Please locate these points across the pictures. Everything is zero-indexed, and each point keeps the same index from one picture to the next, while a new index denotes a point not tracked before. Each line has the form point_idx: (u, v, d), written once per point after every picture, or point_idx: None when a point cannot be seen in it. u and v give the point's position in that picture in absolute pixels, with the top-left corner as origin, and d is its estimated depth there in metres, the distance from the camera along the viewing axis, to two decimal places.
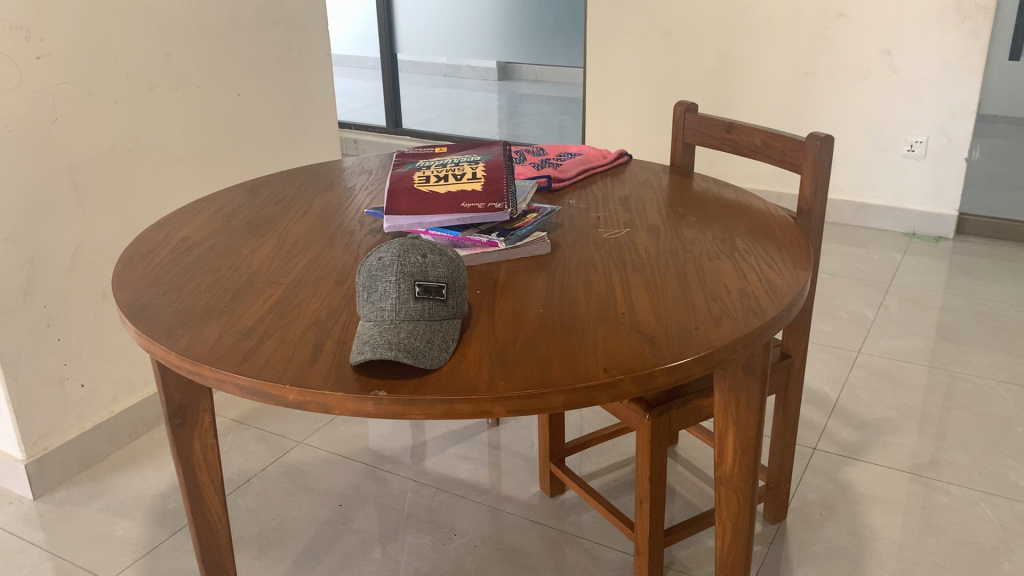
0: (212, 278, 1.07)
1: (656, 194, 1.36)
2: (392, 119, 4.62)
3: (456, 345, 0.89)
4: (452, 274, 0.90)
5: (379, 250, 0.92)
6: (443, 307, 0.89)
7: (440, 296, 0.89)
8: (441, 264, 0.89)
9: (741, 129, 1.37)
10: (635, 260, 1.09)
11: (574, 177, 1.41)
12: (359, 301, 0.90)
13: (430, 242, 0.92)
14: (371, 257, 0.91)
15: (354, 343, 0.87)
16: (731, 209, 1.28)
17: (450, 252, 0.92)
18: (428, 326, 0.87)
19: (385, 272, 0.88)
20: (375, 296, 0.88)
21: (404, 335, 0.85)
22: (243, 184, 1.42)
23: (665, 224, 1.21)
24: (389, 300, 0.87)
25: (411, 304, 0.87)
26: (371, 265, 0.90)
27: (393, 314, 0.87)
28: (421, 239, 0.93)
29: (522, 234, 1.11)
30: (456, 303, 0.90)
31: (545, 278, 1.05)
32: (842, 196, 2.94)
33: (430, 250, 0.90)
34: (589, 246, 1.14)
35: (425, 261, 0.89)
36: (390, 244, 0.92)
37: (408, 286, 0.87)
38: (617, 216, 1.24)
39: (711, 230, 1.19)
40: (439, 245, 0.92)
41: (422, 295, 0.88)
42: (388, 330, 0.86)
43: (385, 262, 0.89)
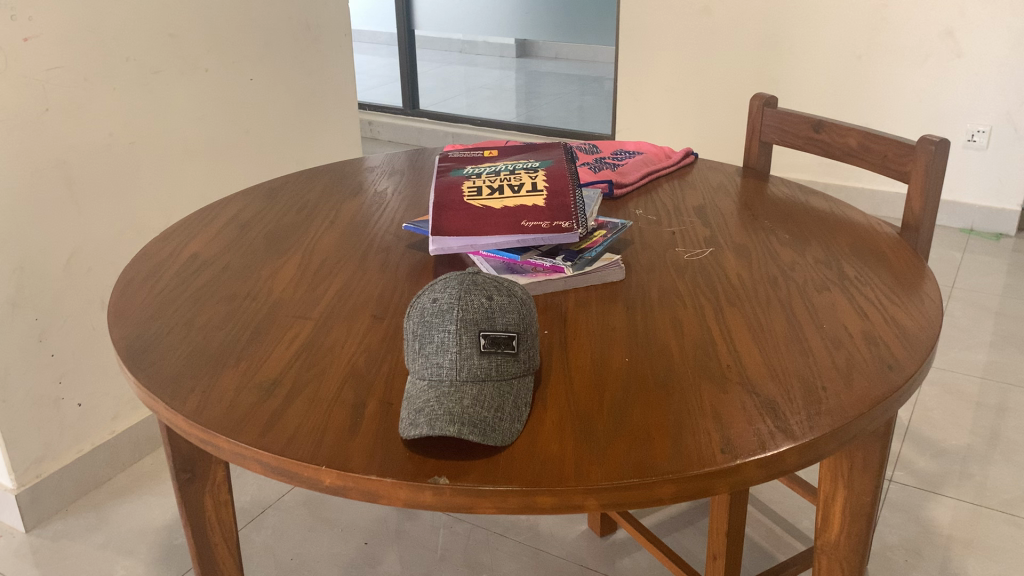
0: (226, 309, 0.90)
1: (734, 203, 1.18)
2: (409, 100, 4.25)
3: (530, 410, 0.71)
4: (524, 319, 0.72)
5: (432, 287, 0.74)
6: (513, 362, 0.72)
7: (510, 348, 0.71)
8: (511, 307, 0.72)
9: (832, 128, 1.19)
10: (730, 291, 0.91)
11: (637, 181, 1.23)
12: (408, 353, 0.73)
13: (494, 276, 0.75)
14: (422, 296, 0.74)
15: (403, 409, 0.70)
16: (825, 224, 1.11)
17: (520, 290, 0.74)
18: (498, 388, 0.70)
19: (442, 320, 0.71)
20: (429, 348, 0.71)
21: (469, 404, 0.68)
22: (259, 187, 1.25)
23: (754, 243, 1.04)
24: (447, 356, 0.70)
25: (476, 361, 0.70)
26: (424, 308, 0.72)
27: (453, 375, 0.69)
28: (483, 273, 0.75)
29: (591, 257, 0.94)
30: (528, 355, 0.73)
31: (624, 314, 0.88)
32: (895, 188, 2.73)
33: (496, 289, 0.73)
34: (670, 272, 0.96)
35: (492, 304, 0.71)
36: (446, 280, 0.74)
37: (471, 338, 0.70)
38: (695, 232, 1.07)
39: (811, 251, 1.01)
40: (507, 282, 0.74)
41: (490, 348, 0.70)
42: (449, 396, 0.68)
43: (442, 305, 0.71)
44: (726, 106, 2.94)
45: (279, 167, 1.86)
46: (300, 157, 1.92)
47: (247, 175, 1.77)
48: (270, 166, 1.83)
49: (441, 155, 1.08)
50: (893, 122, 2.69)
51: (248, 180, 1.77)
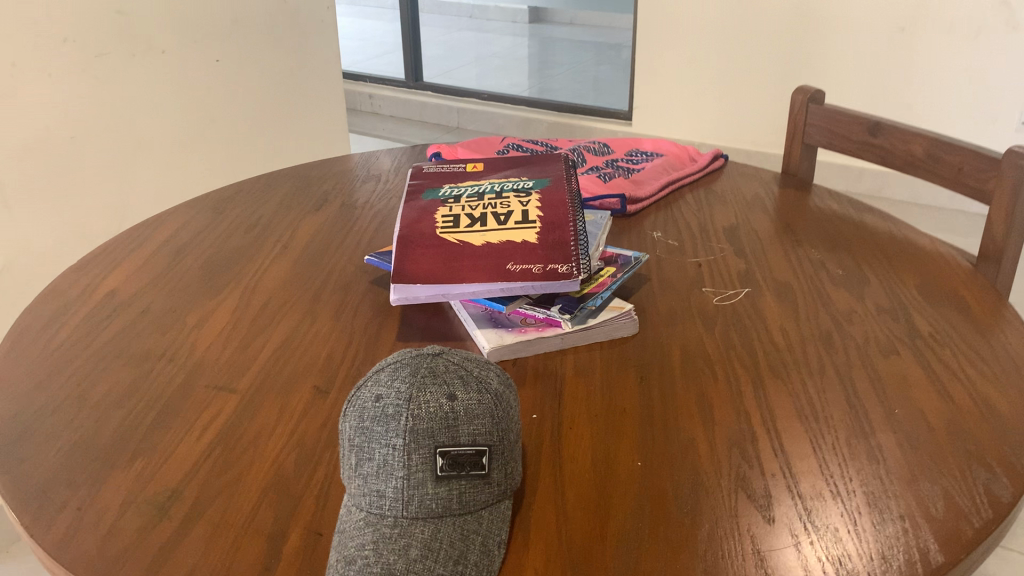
0: (135, 376, 0.71)
1: (773, 222, 0.98)
2: (412, 71, 3.78)
3: (504, 553, 0.53)
4: (498, 426, 0.53)
5: (375, 376, 0.55)
6: (482, 485, 0.53)
7: (476, 468, 0.52)
8: (479, 409, 0.53)
9: (892, 132, 0.98)
10: (773, 359, 0.72)
11: (656, 193, 1.03)
12: (342, 466, 0.55)
13: (461, 361, 0.56)
14: (363, 387, 0.55)
15: (332, 553, 0.52)
16: (884, 251, 0.90)
17: (493, 381, 0.55)
18: (459, 527, 0.52)
19: (384, 430, 0.52)
20: (368, 469, 0.52)
21: (417, 556, 0.49)
22: (206, 197, 1.05)
23: (800, 282, 0.84)
24: (391, 483, 0.51)
25: (431, 490, 0.51)
26: (362, 407, 0.53)
27: (399, 510, 0.51)
28: (446, 355, 0.56)
29: (596, 307, 0.75)
30: (503, 473, 0.54)
31: (636, 390, 0.68)
32: (928, 186, 2.44)
33: (459, 382, 0.54)
34: (695, 326, 0.77)
35: (453, 408, 0.52)
36: (394, 366, 0.55)
37: (423, 458, 0.51)
38: (726, 265, 0.87)
39: (871, 297, 0.81)
40: (476, 370, 0.55)
41: (448, 471, 0.51)
42: (390, 544, 0.50)
43: (385, 408, 0.52)
44: (754, 82, 2.72)
45: (243, 158, 1.73)
46: (269, 144, 1.79)
47: (209, 170, 1.63)
48: (234, 157, 1.70)
49: (414, 167, 0.88)
50: (938, 100, 2.47)
51: (211, 175, 1.64)
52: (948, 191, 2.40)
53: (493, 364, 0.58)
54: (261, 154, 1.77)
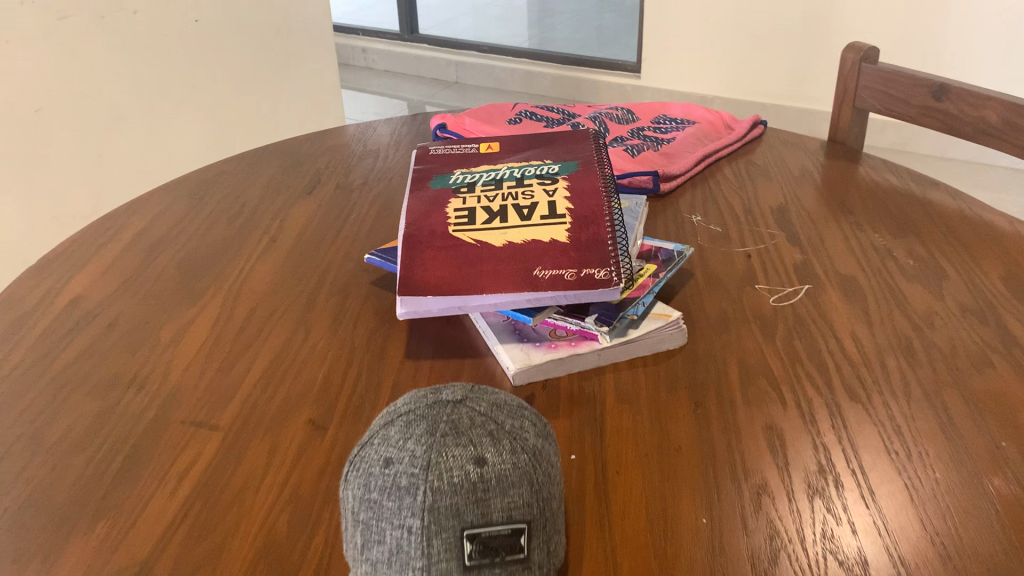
0: (101, 409, 0.60)
1: (825, 200, 0.86)
2: (406, 24, 3.58)
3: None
4: (537, 495, 0.43)
5: (382, 432, 0.44)
6: (519, 565, 0.43)
7: (512, 548, 0.43)
8: (514, 475, 0.43)
9: (960, 95, 0.86)
10: (847, 379, 0.61)
11: (692, 167, 0.92)
12: (347, 542, 0.45)
13: (487, 410, 0.45)
14: (367, 445, 0.45)
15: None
16: (957, 235, 0.79)
17: (528, 434, 0.45)
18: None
19: (398, 509, 0.41)
20: (379, 551, 0.43)
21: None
22: (185, 180, 0.94)
23: (866, 277, 0.73)
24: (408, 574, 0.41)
25: None
26: (368, 474, 0.43)
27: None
28: (471, 400, 0.45)
29: (638, 316, 0.64)
30: (544, 547, 0.44)
31: (691, 421, 0.57)
32: (955, 140, 2.33)
33: (487, 440, 0.43)
34: (753, 336, 0.66)
35: (482, 477, 0.42)
36: (405, 418, 0.44)
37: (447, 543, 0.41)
38: (780, 257, 0.76)
39: (951, 295, 0.70)
40: (507, 421, 0.44)
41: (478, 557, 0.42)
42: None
43: (397, 480, 0.42)
44: (770, 29, 2.57)
45: (227, 127, 1.65)
46: (255, 111, 1.71)
47: (190, 140, 1.56)
48: (219, 126, 1.62)
49: (419, 147, 0.77)
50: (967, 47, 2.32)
51: (191, 147, 1.57)
52: (976, 145, 2.28)
53: (525, 404, 0.47)
54: (243, 122, 1.69)
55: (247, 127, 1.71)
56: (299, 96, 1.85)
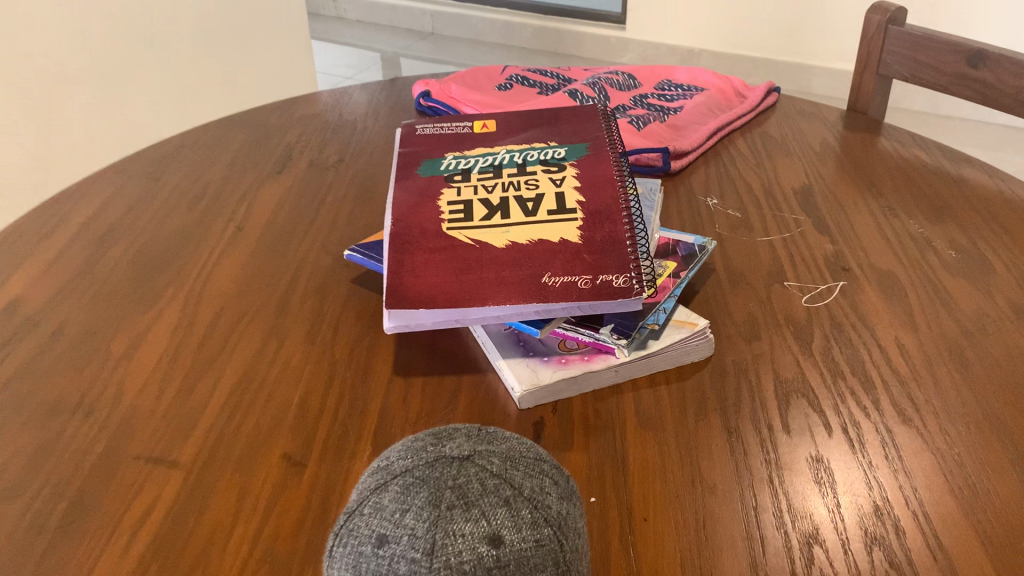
0: (40, 441, 0.52)
1: (851, 178, 0.79)
2: None
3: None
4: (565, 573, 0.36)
5: (374, 500, 0.37)
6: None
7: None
8: (536, 552, 0.35)
9: (998, 64, 0.78)
10: (897, 398, 0.54)
11: (704, 142, 0.83)
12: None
13: (500, 469, 0.37)
14: (356, 515, 0.37)
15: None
16: (999, 221, 0.71)
17: (549, 497, 0.37)
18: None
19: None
20: None
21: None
22: (139, 156, 0.84)
23: (906, 271, 0.65)
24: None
25: None
26: (359, 554, 0.36)
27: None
28: (480, 459, 0.38)
29: (660, 325, 0.56)
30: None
31: (726, 453, 0.50)
32: (951, 96, 2.24)
33: (502, 510, 0.36)
34: (786, 347, 0.58)
35: (498, 559, 0.35)
36: (401, 483, 0.37)
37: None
38: (808, 248, 0.68)
39: (1002, 293, 0.63)
40: (525, 485, 0.37)
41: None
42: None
43: (394, 564, 0.35)
44: None
45: (185, 90, 1.60)
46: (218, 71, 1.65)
47: (142, 104, 1.52)
48: (175, 89, 1.57)
49: (405, 125, 0.68)
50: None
51: (145, 111, 1.53)
52: (973, 101, 2.20)
53: (543, 455, 0.40)
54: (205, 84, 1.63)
55: (206, 88, 1.64)
56: (267, 53, 1.75)
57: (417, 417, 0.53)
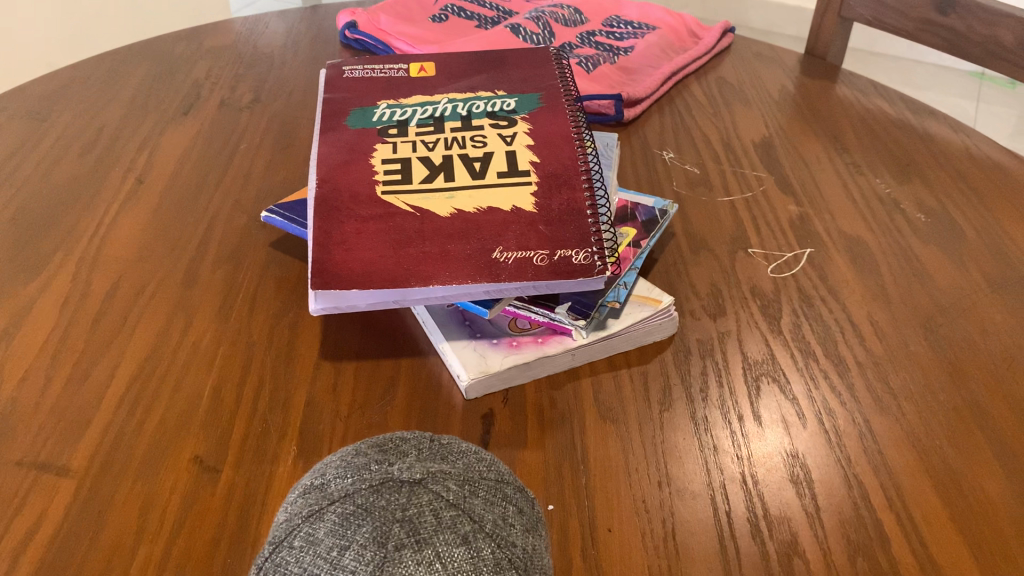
0: None
1: (812, 130, 0.74)
2: None
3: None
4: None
5: (306, 531, 0.30)
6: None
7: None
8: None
9: (968, 9, 0.74)
10: (872, 382, 0.50)
11: (658, 87, 0.77)
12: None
13: (455, 498, 0.32)
14: (284, 547, 0.30)
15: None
16: (967, 181, 0.68)
17: (512, 530, 0.32)
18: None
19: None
20: None
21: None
22: (21, 93, 0.74)
23: (875, 237, 0.61)
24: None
25: None
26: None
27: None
28: (432, 487, 0.32)
29: (620, 303, 0.51)
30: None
31: (694, 450, 0.45)
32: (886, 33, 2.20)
33: (461, 544, 0.30)
34: (753, 324, 0.54)
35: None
36: (340, 512, 0.30)
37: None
38: (772, 210, 0.64)
39: (975, 262, 0.59)
40: (487, 518, 0.31)
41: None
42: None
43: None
44: None
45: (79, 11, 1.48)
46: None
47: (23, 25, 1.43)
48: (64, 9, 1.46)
49: (331, 66, 0.60)
50: None
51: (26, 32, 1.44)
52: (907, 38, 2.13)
53: (504, 474, 0.34)
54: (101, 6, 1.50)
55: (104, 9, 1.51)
56: None
57: (349, 410, 0.46)
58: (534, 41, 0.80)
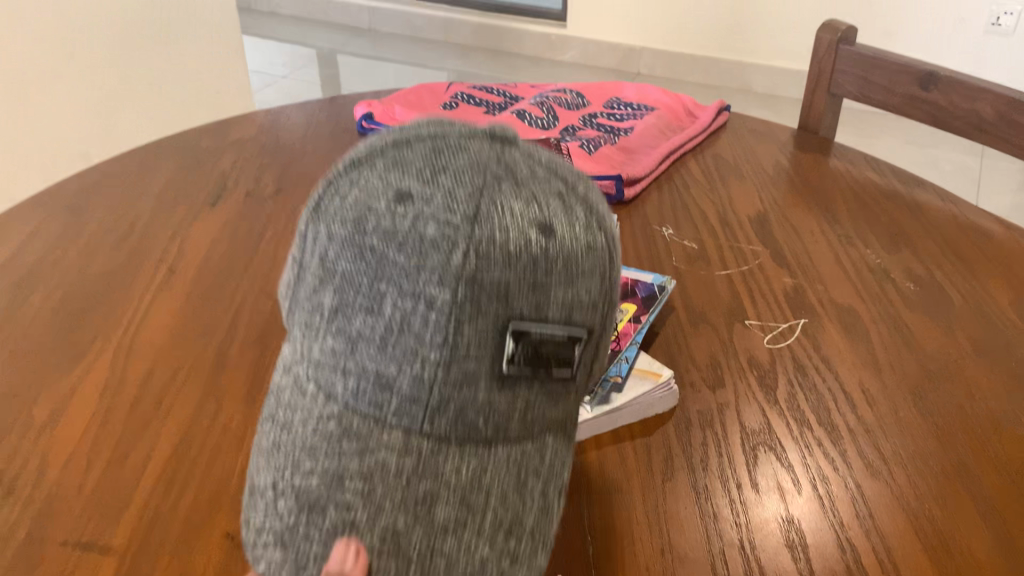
0: None
1: (805, 202, 0.78)
2: None
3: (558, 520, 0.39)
4: (605, 298, 0.37)
5: (393, 157, 0.37)
6: (560, 390, 0.38)
7: (562, 363, 0.36)
8: (585, 257, 0.36)
9: (949, 85, 0.78)
10: (864, 448, 0.52)
11: (656, 166, 0.81)
12: (305, 322, 0.37)
13: (540, 163, 0.37)
14: (368, 166, 0.37)
15: (279, 480, 0.37)
16: (954, 248, 0.71)
17: (586, 196, 0.38)
18: (513, 468, 0.37)
19: (415, 281, 0.34)
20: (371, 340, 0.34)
21: (425, 524, 0.35)
22: (59, 189, 0.79)
23: (866, 307, 0.64)
24: (403, 376, 0.34)
25: (475, 385, 0.35)
26: (365, 211, 0.35)
27: (415, 425, 0.35)
28: (518, 151, 0.37)
29: (622, 377, 0.54)
30: (585, 365, 0.38)
31: (695, 517, 0.48)
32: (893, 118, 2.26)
33: (556, 198, 0.36)
34: (750, 394, 0.57)
35: (536, 247, 0.34)
36: (430, 147, 0.37)
37: (479, 334, 0.34)
38: (767, 282, 0.67)
39: (961, 328, 0.62)
40: (567, 185, 0.37)
41: (508, 365, 0.35)
42: (390, 491, 0.35)
43: (417, 228, 0.34)
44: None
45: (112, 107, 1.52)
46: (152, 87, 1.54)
47: None
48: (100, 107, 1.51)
49: None
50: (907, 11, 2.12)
51: None
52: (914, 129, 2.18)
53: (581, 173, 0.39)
54: None
55: None
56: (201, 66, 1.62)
57: None
58: (539, 126, 0.85)
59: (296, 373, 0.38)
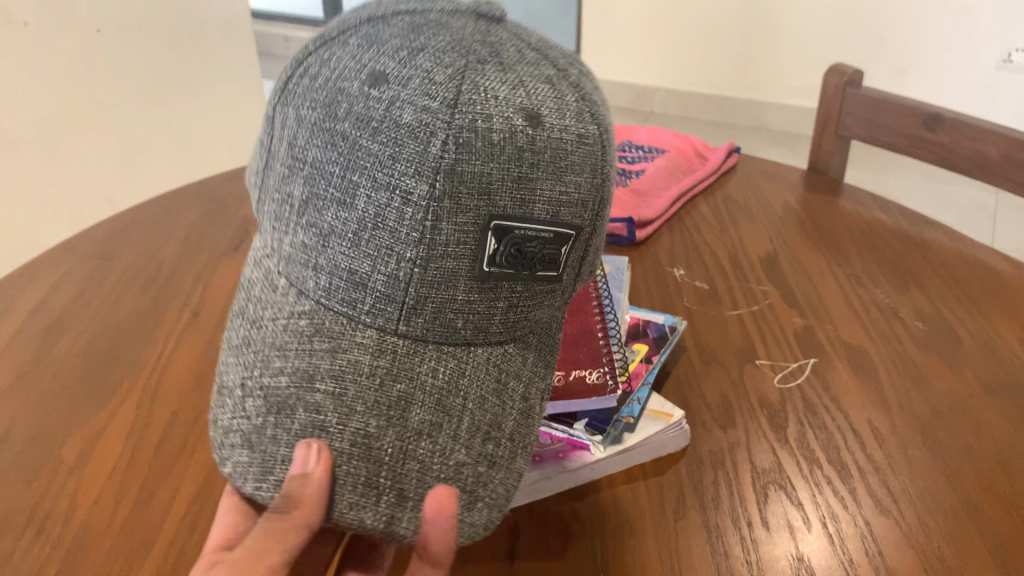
0: None
1: (814, 242, 0.79)
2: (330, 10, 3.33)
3: (536, 426, 0.45)
4: (594, 195, 0.42)
5: (367, 37, 0.41)
6: (546, 291, 0.44)
7: (546, 253, 0.42)
8: (572, 154, 0.41)
9: (954, 127, 0.79)
10: (874, 486, 0.53)
11: (667, 208, 0.83)
12: (274, 214, 0.43)
13: (523, 49, 0.42)
14: (342, 47, 0.42)
15: (249, 379, 0.42)
16: (962, 287, 0.72)
17: (568, 75, 0.43)
18: (492, 368, 0.43)
19: (392, 172, 0.39)
20: (352, 226, 0.40)
21: (399, 428, 0.40)
22: (85, 236, 0.81)
23: (875, 346, 0.65)
24: (381, 267, 0.40)
25: (460, 273, 0.40)
26: (337, 93, 0.40)
27: (390, 323, 0.41)
28: (499, 36, 0.42)
29: (634, 418, 0.55)
30: (575, 258, 0.44)
31: (707, 554, 0.49)
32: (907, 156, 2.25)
33: (542, 88, 0.40)
34: (760, 433, 0.58)
35: (521, 133, 0.39)
36: (405, 29, 0.41)
37: (459, 229, 0.39)
38: (777, 322, 0.68)
39: (970, 366, 0.63)
40: (549, 69, 0.42)
41: (491, 264, 0.40)
42: (363, 394, 0.40)
43: (392, 113, 0.38)
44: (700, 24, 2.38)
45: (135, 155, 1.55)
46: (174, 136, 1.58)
47: None
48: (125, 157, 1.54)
49: None
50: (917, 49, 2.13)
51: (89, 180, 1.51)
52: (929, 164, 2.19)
53: (560, 53, 0.45)
54: None
55: None
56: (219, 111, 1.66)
57: None
58: None
59: (269, 268, 0.44)
